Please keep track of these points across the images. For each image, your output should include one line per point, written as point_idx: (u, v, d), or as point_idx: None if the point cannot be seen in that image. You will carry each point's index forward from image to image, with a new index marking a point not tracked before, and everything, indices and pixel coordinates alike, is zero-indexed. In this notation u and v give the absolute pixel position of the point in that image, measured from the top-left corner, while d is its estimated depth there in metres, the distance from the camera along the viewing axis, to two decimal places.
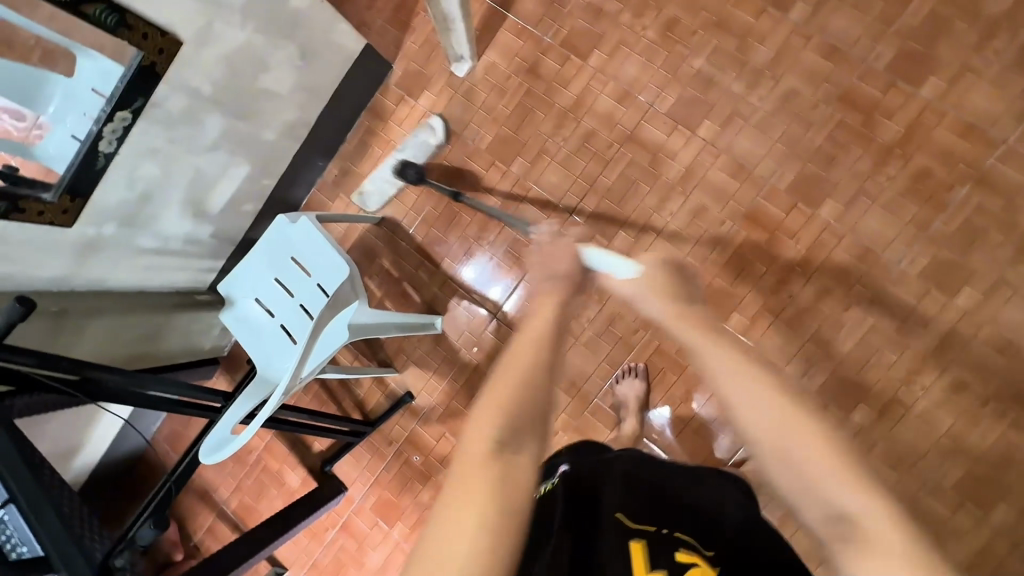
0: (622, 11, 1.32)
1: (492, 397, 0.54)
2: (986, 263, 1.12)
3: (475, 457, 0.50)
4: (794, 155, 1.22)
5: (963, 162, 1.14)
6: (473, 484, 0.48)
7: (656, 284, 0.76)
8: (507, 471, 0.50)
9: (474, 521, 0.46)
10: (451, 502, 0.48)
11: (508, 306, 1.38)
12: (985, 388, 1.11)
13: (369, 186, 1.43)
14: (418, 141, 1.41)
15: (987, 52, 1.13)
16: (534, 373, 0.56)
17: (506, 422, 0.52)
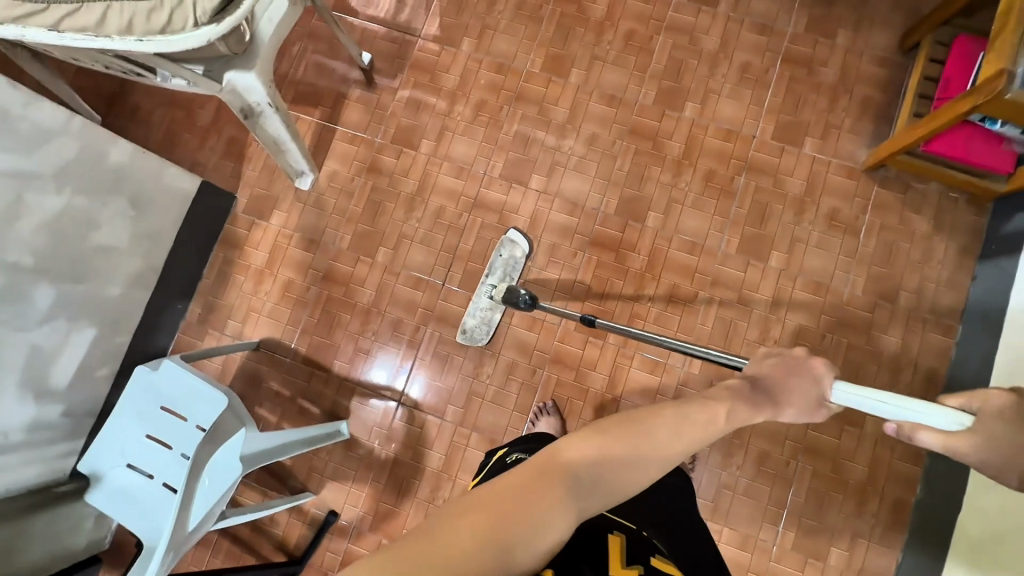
0: (437, 103, 1.50)
1: (592, 437, 0.66)
2: (780, 228, 1.38)
3: (554, 463, 0.62)
4: (612, 183, 1.43)
5: (733, 157, 1.41)
6: (526, 485, 0.58)
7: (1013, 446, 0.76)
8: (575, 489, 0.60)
9: (523, 501, 0.56)
10: (513, 483, 0.58)
11: (410, 390, 1.39)
12: (818, 326, 1.33)
13: (471, 321, 1.36)
14: (503, 259, 1.37)
15: (719, 76, 1.45)
16: (642, 442, 0.67)
17: (597, 456, 0.64)
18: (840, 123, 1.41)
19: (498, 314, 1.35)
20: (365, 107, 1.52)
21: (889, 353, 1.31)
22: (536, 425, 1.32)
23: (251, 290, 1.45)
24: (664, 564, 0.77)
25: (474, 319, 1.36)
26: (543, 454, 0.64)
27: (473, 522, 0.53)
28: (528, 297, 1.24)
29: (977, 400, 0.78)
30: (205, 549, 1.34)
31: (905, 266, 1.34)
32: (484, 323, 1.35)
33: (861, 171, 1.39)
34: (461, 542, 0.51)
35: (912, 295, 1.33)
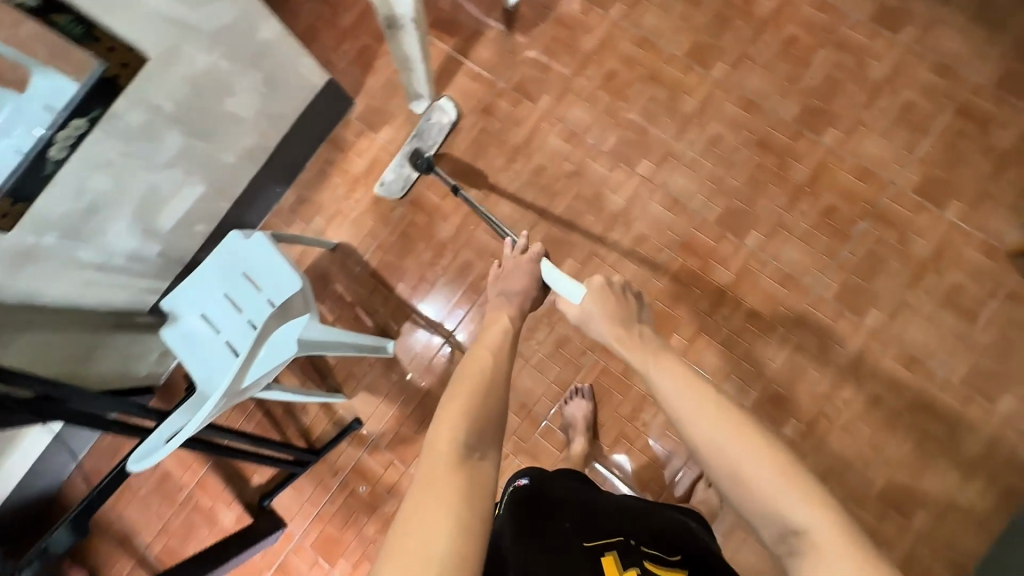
0: (569, 62, 1.47)
1: (452, 413, 0.65)
2: (889, 288, 1.26)
3: (442, 462, 0.59)
4: (721, 190, 1.35)
5: (862, 200, 1.30)
6: (429, 496, 0.55)
7: (599, 306, 0.93)
8: (481, 465, 0.61)
9: (433, 517, 0.53)
10: (419, 510, 0.54)
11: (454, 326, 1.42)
12: (896, 401, 1.23)
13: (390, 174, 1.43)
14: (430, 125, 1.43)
15: (875, 110, 1.32)
16: (491, 388, 0.71)
17: (473, 428, 0.64)
18: (999, 195, 1.25)
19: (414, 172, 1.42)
20: (497, 48, 1.50)
21: (967, 454, 1.19)
22: (569, 404, 1.31)
23: (343, 194, 1.51)
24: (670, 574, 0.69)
25: (392, 173, 1.43)
26: (427, 463, 0.60)
27: (409, 560, 0.50)
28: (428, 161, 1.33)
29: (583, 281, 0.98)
30: (241, 414, 1.45)
31: (1020, 370, 1.20)
32: (400, 178, 1.42)
33: (1004, 254, 1.24)
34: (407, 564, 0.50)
35: (1017, 403, 1.19)
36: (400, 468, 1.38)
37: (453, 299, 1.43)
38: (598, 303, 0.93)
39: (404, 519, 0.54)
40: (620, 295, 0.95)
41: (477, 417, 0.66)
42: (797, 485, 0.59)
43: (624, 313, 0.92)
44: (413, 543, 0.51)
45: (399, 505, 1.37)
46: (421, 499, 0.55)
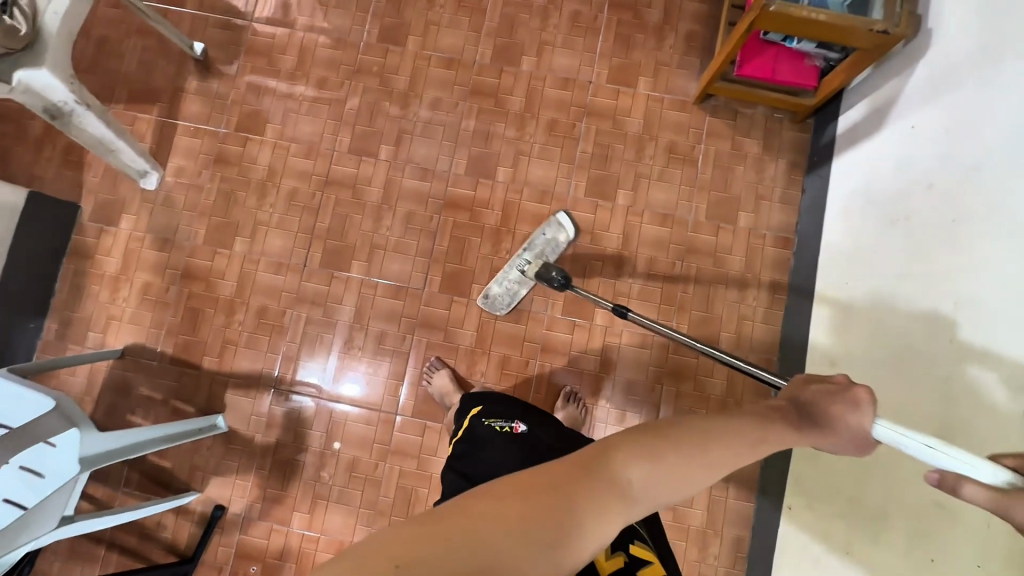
0: (278, 86, 1.49)
1: (648, 449, 0.54)
2: (624, 168, 1.43)
3: (594, 469, 0.53)
4: (460, 144, 1.44)
5: (573, 105, 1.45)
6: (548, 490, 0.51)
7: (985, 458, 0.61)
8: (607, 505, 0.51)
9: (537, 511, 0.49)
10: (530, 485, 0.52)
11: (307, 376, 1.39)
12: (668, 256, 1.39)
13: (496, 288, 1.36)
14: (546, 239, 1.37)
15: (551, 28, 1.48)
16: (702, 455, 0.55)
17: (634, 464, 0.53)
18: (669, 60, 1.46)
19: (525, 288, 1.36)
20: (205, 99, 1.48)
21: (734, 272, 1.38)
22: (433, 380, 1.33)
23: (108, 298, 1.42)
24: (643, 551, 0.87)
25: (499, 287, 1.36)
26: (568, 465, 0.54)
27: (490, 520, 0.49)
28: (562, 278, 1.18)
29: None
30: (93, 564, 1.32)
31: (740, 189, 1.42)
32: (507, 293, 1.35)
33: (693, 104, 1.44)
34: (457, 530, 0.48)
35: (750, 216, 1.41)
36: (283, 529, 1.34)
37: (265, 349, 1.39)
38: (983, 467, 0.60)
39: (510, 491, 0.51)
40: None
41: (658, 469, 0.53)
42: None
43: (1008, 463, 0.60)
44: (507, 511, 0.49)
45: (297, 564, 1.33)
46: (548, 479, 0.52)
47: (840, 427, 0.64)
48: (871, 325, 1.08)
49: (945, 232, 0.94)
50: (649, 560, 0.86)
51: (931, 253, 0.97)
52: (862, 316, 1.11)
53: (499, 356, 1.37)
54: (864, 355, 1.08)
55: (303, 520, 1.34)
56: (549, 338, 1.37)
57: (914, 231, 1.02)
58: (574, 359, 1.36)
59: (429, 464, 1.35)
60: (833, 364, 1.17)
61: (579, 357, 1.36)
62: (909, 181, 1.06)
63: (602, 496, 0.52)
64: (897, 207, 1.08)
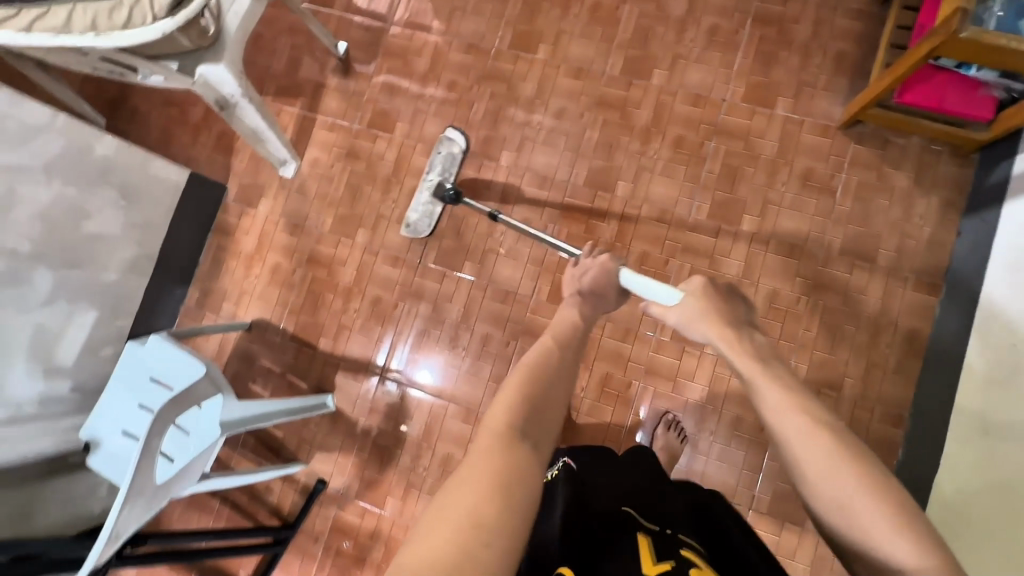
0: (410, 88, 1.55)
1: (508, 401, 0.73)
2: (752, 192, 1.36)
3: (491, 438, 0.67)
4: (581, 155, 1.44)
5: (703, 123, 1.40)
6: (477, 473, 0.61)
7: (702, 306, 0.89)
8: (526, 444, 0.67)
9: (471, 499, 0.57)
10: (457, 482, 0.60)
11: (397, 364, 1.45)
12: (792, 289, 1.31)
13: (413, 214, 1.44)
14: (443, 156, 1.44)
15: (687, 42, 1.43)
16: (545, 387, 0.78)
17: (525, 418, 0.71)
18: (814, 81, 1.37)
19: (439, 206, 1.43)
20: (342, 95, 1.58)
21: (867, 315, 1.28)
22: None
23: (242, 274, 1.54)
24: (694, 556, 0.73)
25: (416, 212, 1.44)
26: (495, 440, 0.66)
27: (448, 522, 0.55)
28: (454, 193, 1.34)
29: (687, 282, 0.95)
30: (209, 515, 1.45)
31: (884, 226, 1.31)
32: (424, 215, 1.43)
33: (836, 129, 1.35)
34: (456, 524, 0.55)
35: (891, 255, 1.29)
36: (376, 512, 1.40)
37: (375, 337, 1.46)
38: (699, 304, 0.90)
39: (442, 494, 0.59)
40: (722, 296, 0.91)
41: (522, 417, 0.71)
42: (850, 452, 0.65)
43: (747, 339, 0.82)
44: (453, 515, 0.56)
45: (386, 547, 1.38)
46: (465, 473, 0.61)
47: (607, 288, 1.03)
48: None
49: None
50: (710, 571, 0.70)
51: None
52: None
53: (600, 372, 1.35)
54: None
55: (396, 506, 1.39)
56: (653, 360, 1.34)
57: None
58: (678, 385, 1.32)
59: None
60: (998, 435, 1.04)
61: (684, 383, 1.32)
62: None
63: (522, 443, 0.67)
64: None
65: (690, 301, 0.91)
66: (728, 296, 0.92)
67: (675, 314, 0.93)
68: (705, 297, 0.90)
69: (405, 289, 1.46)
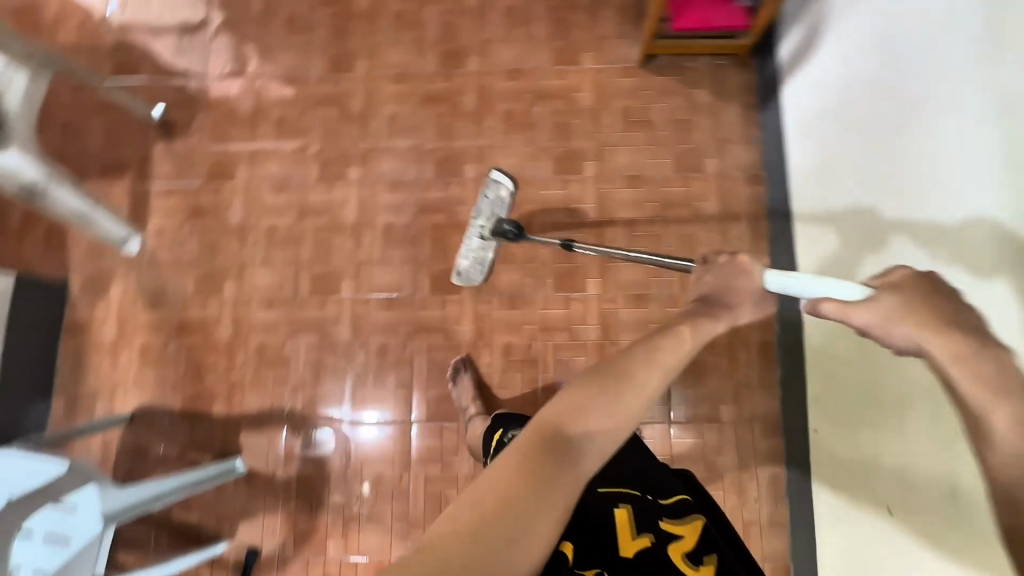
0: (241, 133, 1.53)
1: (570, 401, 0.61)
2: (585, 140, 1.46)
3: (533, 444, 0.58)
4: (424, 150, 1.48)
5: (525, 92, 1.49)
6: (502, 483, 0.54)
7: (911, 309, 0.69)
8: (577, 461, 0.58)
9: (486, 507, 0.52)
10: (476, 487, 0.54)
11: (333, 414, 1.38)
12: (644, 215, 1.41)
13: (464, 261, 1.35)
14: (489, 201, 1.34)
15: (490, 26, 1.54)
16: (625, 385, 0.64)
17: (584, 424, 0.60)
18: (607, 32, 1.51)
19: (491, 252, 1.34)
20: (172, 158, 1.53)
21: (712, 217, 1.40)
22: (456, 383, 1.33)
23: (110, 367, 1.43)
24: (674, 525, 0.82)
25: (468, 258, 1.35)
26: (546, 445, 0.58)
27: (457, 530, 0.51)
28: (514, 229, 1.28)
29: (890, 275, 0.76)
30: None
31: (702, 138, 1.45)
32: (475, 262, 1.34)
33: (638, 69, 1.49)
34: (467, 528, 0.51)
35: (716, 161, 1.43)
36: (319, 561, 1.32)
37: (271, 385, 1.40)
38: (905, 305, 0.71)
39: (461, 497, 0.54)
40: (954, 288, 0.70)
41: (580, 422, 0.60)
42: None
43: (969, 333, 0.64)
44: (464, 520, 0.51)
45: None
46: (491, 475, 0.55)
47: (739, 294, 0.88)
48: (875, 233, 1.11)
49: (945, 141, 0.98)
50: (681, 533, 0.81)
51: (932, 163, 1.00)
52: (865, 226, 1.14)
53: (502, 344, 1.38)
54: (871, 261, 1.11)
55: (338, 547, 1.32)
56: (545, 317, 1.38)
57: (904, 173, 1.07)
58: (574, 332, 1.37)
59: (452, 464, 1.34)
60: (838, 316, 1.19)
61: (579, 329, 1.37)
62: (885, 132, 1.12)
63: (572, 460, 0.58)
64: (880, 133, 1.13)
65: (891, 301, 0.72)
66: (948, 290, 0.70)
67: (864, 315, 0.75)
68: (929, 292, 0.70)
69: (289, 326, 1.42)
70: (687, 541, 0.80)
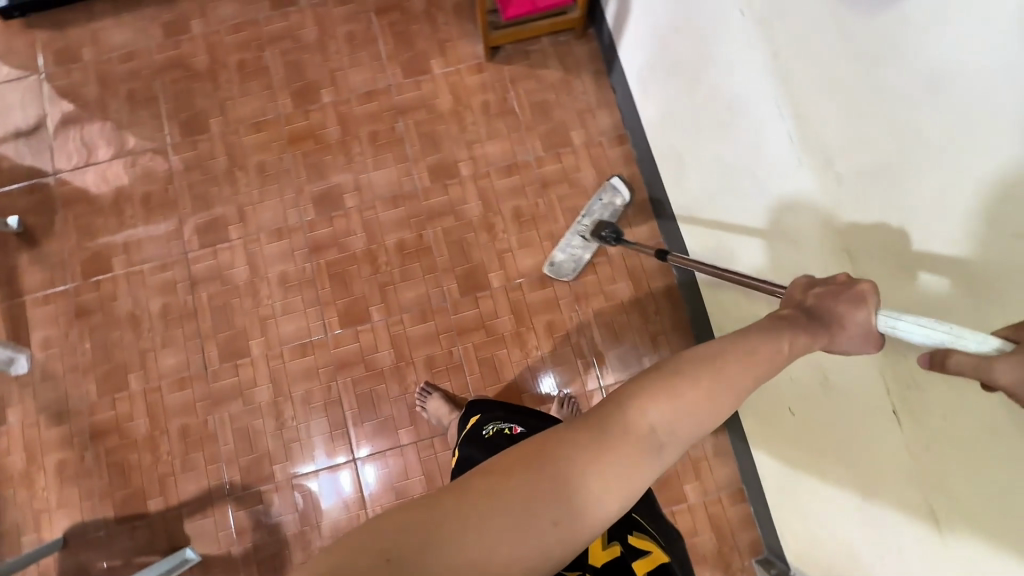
0: (108, 222, 1.48)
1: (655, 395, 0.47)
2: (454, 143, 1.49)
3: (592, 429, 0.46)
4: (300, 192, 1.47)
5: (384, 111, 1.50)
6: (543, 468, 0.44)
7: None
8: (642, 460, 0.45)
9: (519, 493, 0.43)
10: (517, 465, 0.45)
11: (295, 474, 1.35)
12: (528, 199, 1.45)
13: (560, 254, 1.39)
14: (601, 206, 1.41)
15: (334, 56, 1.54)
16: (722, 385, 0.48)
17: (660, 427, 0.46)
18: (448, 36, 1.54)
19: (587, 253, 1.39)
20: (41, 265, 1.46)
21: (590, 185, 1.46)
22: (426, 406, 1.32)
23: (28, 495, 1.35)
24: (643, 539, 0.87)
25: (561, 254, 1.38)
26: (615, 424, 0.46)
27: (479, 513, 0.42)
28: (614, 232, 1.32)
29: None
30: None
31: (562, 114, 1.50)
32: (572, 258, 1.39)
33: (486, 64, 1.53)
34: (494, 495, 0.43)
35: (581, 132, 1.49)
36: None
37: (204, 465, 1.35)
38: None
39: (497, 469, 0.45)
40: None
41: (656, 420, 0.46)
42: None
43: None
44: (492, 504, 0.42)
45: None
46: (539, 449, 0.45)
47: (849, 324, 0.63)
48: (715, 201, 1.12)
49: (798, 121, 0.81)
50: (648, 549, 0.86)
51: (782, 133, 0.85)
52: (706, 192, 1.15)
53: (424, 358, 1.38)
54: (720, 225, 1.12)
55: None
56: (459, 321, 1.39)
57: (761, 132, 0.90)
58: (490, 328, 1.39)
59: (406, 488, 1.33)
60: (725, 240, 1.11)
61: (494, 323, 1.39)
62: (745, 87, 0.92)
63: (636, 459, 0.45)
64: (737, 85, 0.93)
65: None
66: None
67: (1009, 371, 0.50)
68: None
69: (208, 401, 1.38)
70: (655, 554, 0.85)
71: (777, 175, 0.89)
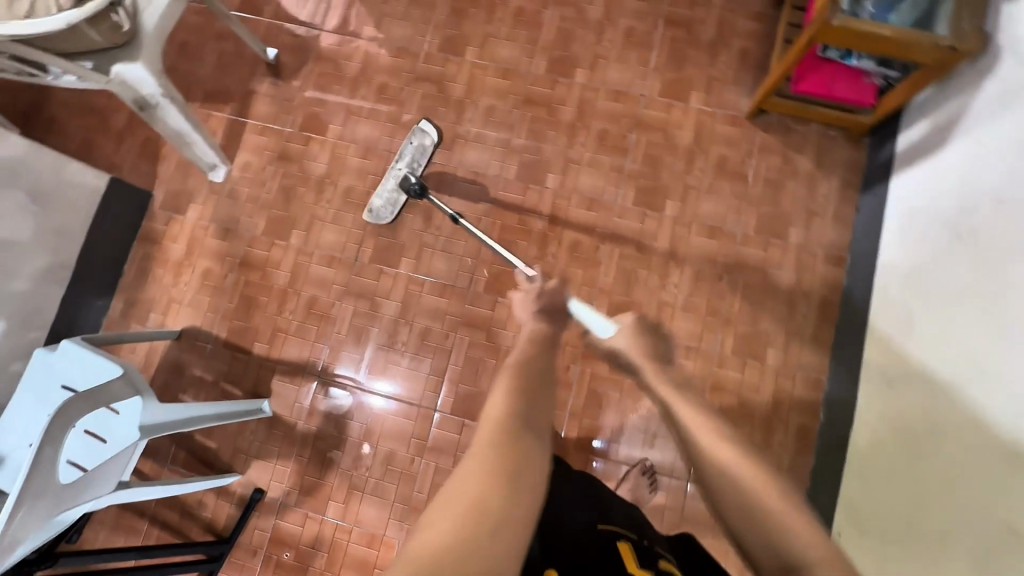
0: (341, 92, 1.57)
1: (507, 391, 0.73)
2: (673, 178, 1.44)
3: (494, 428, 0.66)
4: (511, 150, 1.49)
5: (624, 117, 1.48)
6: (483, 460, 0.60)
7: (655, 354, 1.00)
8: (534, 443, 0.65)
9: (472, 489, 0.56)
10: (464, 472, 0.59)
11: (379, 391, 1.40)
12: (713, 267, 1.39)
13: (378, 199, 1.38)
14: (414, 148, 1.36)
15: (606, 42, 1.52)
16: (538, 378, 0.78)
17: (526, 408, 0.71)
18: (722, 75, 1.48)
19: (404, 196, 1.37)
20: (273, 100, 1.57)
21: (783, 288, 1.36)
22: None
23: (170, 282, 1.49)
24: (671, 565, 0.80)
25: (381, 199, 1.38)
26: (499, 422, 0.67)
27: (451, 514, 0.54)
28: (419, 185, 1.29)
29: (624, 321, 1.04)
30: (135, 537, 1.36)
31: (792, 205, 1.40)
32: (388, 203, 1.37)
33: (744, 119, 1.45)
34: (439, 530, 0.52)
35: (800, 232, 1.39)
36: (317, 517, 1.36)
37: (312, 339, 1.44)
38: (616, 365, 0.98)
39: (454, 479, 0.59)
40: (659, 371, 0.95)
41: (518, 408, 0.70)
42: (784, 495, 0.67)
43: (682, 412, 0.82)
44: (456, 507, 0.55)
45: (328, 554, 1.34)
46: (472, 461, 0.60)
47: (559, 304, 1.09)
48: (928, 354, 1.06)
49: None
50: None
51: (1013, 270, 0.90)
52: (920, 344, 1.09)
53: None
54: (925, 385, 1.05)
55: (338, 511, 1.35)
56: None
57: (992, 276, 0.95)
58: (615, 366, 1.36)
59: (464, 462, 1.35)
60: (906, 437, 1.06)
61: None
62: (981, 221, 1.00)
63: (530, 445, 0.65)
64: (973, 220, 1.02)
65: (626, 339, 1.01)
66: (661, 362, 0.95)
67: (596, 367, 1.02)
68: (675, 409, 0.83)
69: (343, 287, 1.45)
70: None
71: (1003, 318, 0.90)
